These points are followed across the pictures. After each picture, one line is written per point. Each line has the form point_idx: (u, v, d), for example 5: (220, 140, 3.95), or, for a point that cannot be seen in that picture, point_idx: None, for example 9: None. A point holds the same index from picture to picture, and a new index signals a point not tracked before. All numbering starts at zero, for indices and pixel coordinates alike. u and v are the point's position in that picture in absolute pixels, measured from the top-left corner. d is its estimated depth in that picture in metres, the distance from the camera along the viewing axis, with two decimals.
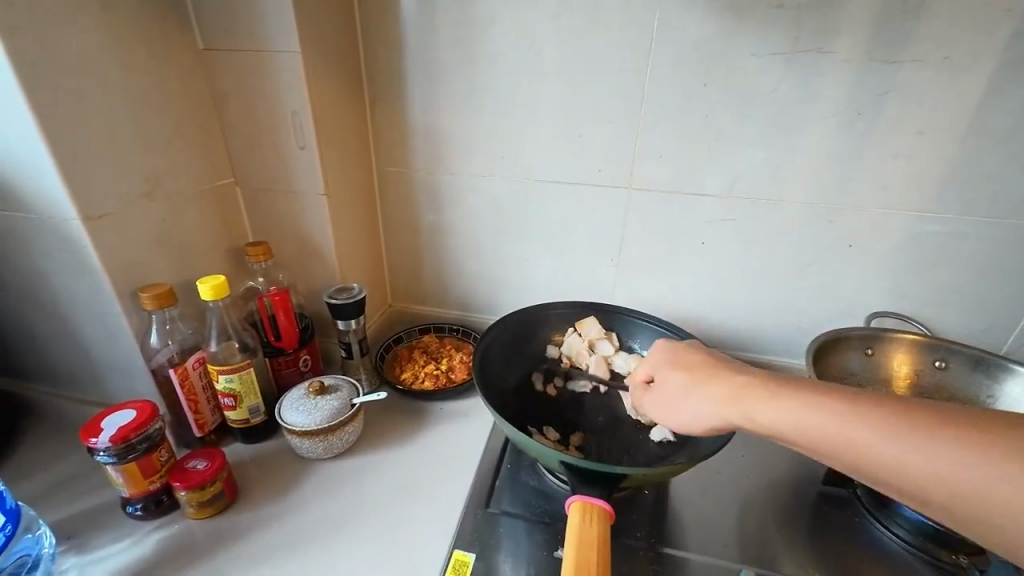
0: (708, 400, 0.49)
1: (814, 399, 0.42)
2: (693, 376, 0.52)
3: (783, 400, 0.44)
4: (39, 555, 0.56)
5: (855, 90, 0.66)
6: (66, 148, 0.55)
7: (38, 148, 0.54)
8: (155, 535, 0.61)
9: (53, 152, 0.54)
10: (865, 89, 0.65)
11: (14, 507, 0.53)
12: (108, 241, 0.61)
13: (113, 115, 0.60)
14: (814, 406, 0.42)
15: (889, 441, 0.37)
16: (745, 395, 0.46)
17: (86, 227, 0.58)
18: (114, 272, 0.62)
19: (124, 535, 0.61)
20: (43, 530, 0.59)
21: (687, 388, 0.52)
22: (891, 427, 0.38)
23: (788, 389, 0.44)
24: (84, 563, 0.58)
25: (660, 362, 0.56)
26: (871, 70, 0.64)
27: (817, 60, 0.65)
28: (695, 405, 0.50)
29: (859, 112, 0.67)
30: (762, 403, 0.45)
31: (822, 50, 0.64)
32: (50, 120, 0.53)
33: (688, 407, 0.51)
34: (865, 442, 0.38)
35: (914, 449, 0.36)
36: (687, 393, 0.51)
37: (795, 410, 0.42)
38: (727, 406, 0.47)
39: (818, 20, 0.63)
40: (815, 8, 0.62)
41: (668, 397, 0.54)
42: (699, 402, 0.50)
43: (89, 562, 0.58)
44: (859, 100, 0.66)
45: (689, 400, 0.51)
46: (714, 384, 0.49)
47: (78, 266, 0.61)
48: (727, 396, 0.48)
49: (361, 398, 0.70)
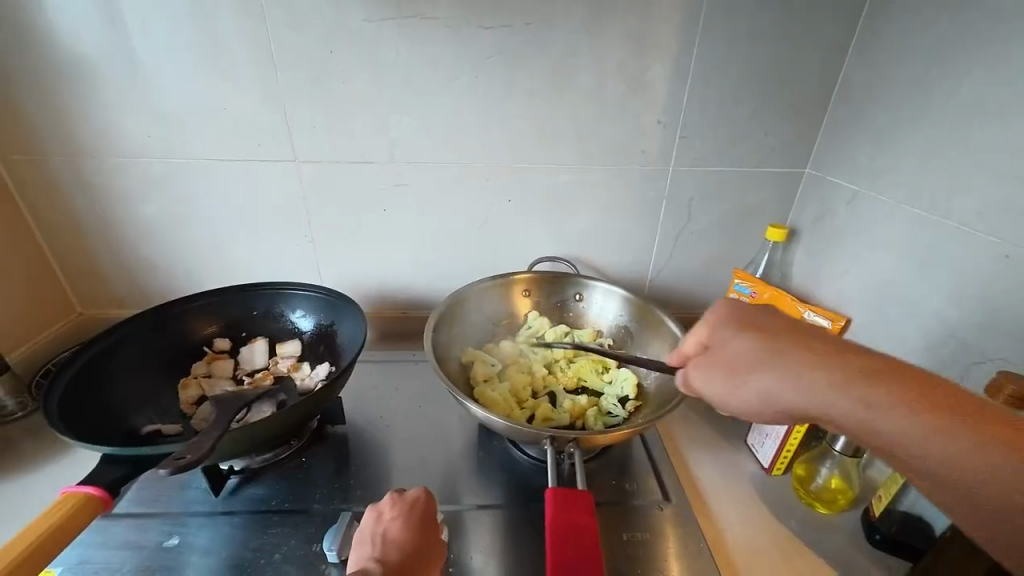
0: (755, 352, 0.36)
1: (887, 374, 0.32)
2: (794, 363, 0.34)
3: (838, 404, 0.32)
4: (88, 546, 0.47)
5: (868, 85, 0.61)
6: (161, 114, 0.64)
7: (127, 97, 0.62)
8: (160, 497, 0.53)
9: (146, 106, 0.63)
10: (868, 78, 0.61)
11: (44, 451, 0.58)
12: (158, 202, 0.69)
13: (127, 85, 0.62)
14: (862, 416, 0.31)
15: (895, 431, 0.30)
16: (820, 407, 0.33)
17: (176, 170, 0.67)
18: (157, 222, 0.70)
19: (140, 501, 0.52)
20: (102, 521, 0.50)
21: (763, 349, 0.36)
22: (913, 403, 0.30)
23: (844, 395, 0.32)
24: (103, 536, 0.48)
25: (750, 350, 0.36)
26: (875, 66, 0.60)
27: (806, 59, 0.64)
28: (781, 389, 0.35)
29: (860, 106, 0.63)
30: (833, 390, 0.32)
31: (820, 50, 0.64)
32: (125, 100, 0.63)
33: (767, 378, 0.35)
34: (899, 444, 0.31)
35: (974, 444, 0.28)
36: (765, 367, 0.35)
37: (871, 415, 0.31)
38: (794, 380, 0.34)
39: (823, 18, 0.62)
40: (821, 7, 0.61)
41: (737, 347, 0.37)
42: (784, 389, 0.35)
43: (107, 536, 0.48)
44: (864, 92, 0.62)
45: (781, 387, 0.35)
46: (801, 373, 0.34)
47: (132, 217, 0.70)
48: (775, 354, 0.35)
49: (375, 359, 0.76)
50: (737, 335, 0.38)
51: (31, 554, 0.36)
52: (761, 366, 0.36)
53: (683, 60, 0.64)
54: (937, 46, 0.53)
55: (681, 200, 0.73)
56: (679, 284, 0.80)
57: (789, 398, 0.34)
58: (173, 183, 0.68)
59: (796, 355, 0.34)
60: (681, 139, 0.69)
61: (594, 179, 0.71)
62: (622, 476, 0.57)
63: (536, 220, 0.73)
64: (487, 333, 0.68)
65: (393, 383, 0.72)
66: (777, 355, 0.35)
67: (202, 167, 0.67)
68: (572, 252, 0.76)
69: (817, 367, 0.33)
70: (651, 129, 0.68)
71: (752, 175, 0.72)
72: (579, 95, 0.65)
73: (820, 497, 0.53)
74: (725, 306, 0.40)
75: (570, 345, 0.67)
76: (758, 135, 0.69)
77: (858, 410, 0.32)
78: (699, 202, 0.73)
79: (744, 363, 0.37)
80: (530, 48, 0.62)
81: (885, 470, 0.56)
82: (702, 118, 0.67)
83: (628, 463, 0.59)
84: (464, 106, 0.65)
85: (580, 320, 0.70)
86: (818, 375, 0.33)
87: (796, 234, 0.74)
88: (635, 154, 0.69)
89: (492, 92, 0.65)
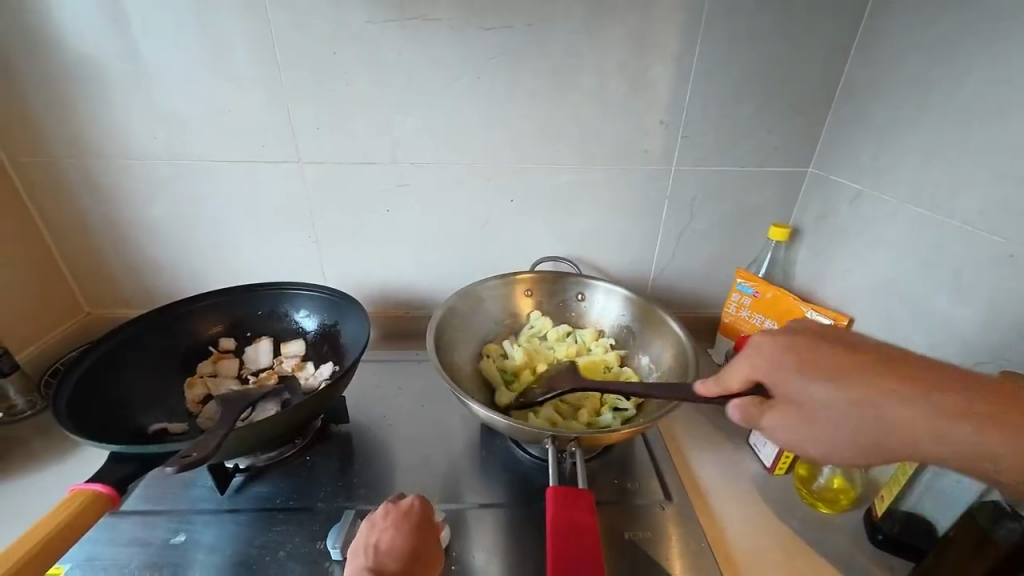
0: (826, 394, 0.36)
1: (940, 393, 0.33)
2: (865, 398, 0.34)
3: (916, 434, 0.33)
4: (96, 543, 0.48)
5: (871, 84, 0.61)
6: (166, 116, 0.64)
7: (133, 99, 0.63)
8: (167, 495, 0.53)
9: (152, 108, 0.64)
10: (871, 77, 0.61)
11: (53, 449, 0.59)
12: (163, 202, 0.70)
13: (133, 87, 0.62)
14: (939, 440, 0.33)
15: (975, 448, 0.32)
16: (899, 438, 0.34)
17: (181, 171, 0.68)
18: (163, 223, 0.71)
19: (147, 499, 0.53)
20: (110, 519, 0.50)
21: (831, 388, 0.35)
22: (964, 413, 0.32)
23: (925, 425, 0.33)
24: (110, 534, 0.49)
25: (822, 392, 0.36)
26: (878, 64, 0.60)
27: (809, 58, 0.64)
28: (860, 428, 0.35)
29: (863, 104, 0.62)
30: (906, 422, 0.33)
31: (822, 49, 0.64)
32: (131, 102, 0.63)
33: (842, 417, 0.35)
34: (961, 456, 0.32)
35: (982, 434, 0.32)
36: (842, 410, 0.35)
37: (943, 440, 0.33)
38: (870, 419, 0.34)
39: (826, 17, 0.62)
40: (824, 5, 0.61)
41: (805, 393, 0.36)
42: (861, 428, 0.35)
43: (114, 533, 0.49)
44: (867, 90, 0.62)
45: (858, 426, 0.35)
46: (875, 407, 0.34)
47: (138, 218, 0.71)
48: (846, 393, 0.35)
49: (378, 359, 0.77)
50: (798, 375, 0.37)
51: (40, 552, 0.36)
52: (837, 408, 0.35)
53: (684, 60, 0.64)
54: (940, 45, 0.52)
55: (683, 200, 0.73)
56: (681, 283, 0.80)
57: (868, 435, 0.35)
58: (178, 184, 0.69)
59: (864, 389, 0.34)
60: (683, 139, 0.69)
61: (596, 179, 0.71)
62: (624, 475, 0.57)
63: (538, 220, 0.74)
64: (490, 333, 0.69)
65: (396, 382, 0.72)
66: (847, 392, 0.35)
67: (206, 168, 0.68)
68: (574, 251, 0.76)
69: (888, 399, 0.34)
70: (653, 128, 0.68)
71: (754, 174, 0.71)
72: (581, 95, 0.66)
73: (822, 497, 0.53)
74: (766, 342, 0.39)
75: (572, 344, 0.67)
76: (761, 135, 0.69)
77: (936, 435, 0.33)
78: (702, 202, 0.73)
79: (818, 405, 0.36)
80: (531, 49, 0.62)
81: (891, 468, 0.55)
82: (704, 117, 0.67)
83: (630, 462, 0.59)
84: (466, 106, 0.65)
85: (583, 319, 0.70)
86: (888, 407, 0.34)
87: (799, 233, 0.74)
88: (637, 154, 0.69)
89: (494, 92, 0.65)
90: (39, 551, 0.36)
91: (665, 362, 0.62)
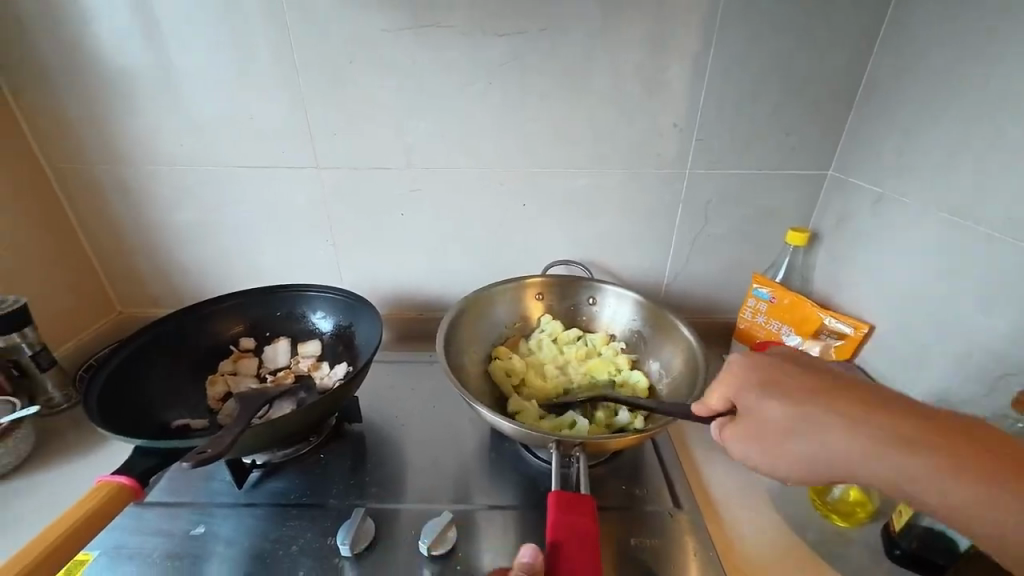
0: (781, 418, 0.37)
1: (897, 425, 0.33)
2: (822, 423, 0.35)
3: (868, 462, 0.33)
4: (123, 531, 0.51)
5: (894, 84, 0.59)
6: (192, 124, 0.67)
7: (162, 108, 0.66)
8: (189, 487, 0.56)
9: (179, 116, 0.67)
10: (894, 77, 0.59)
11: (87, 441, 0.63)
12: (189, 206, 0.73)
13: (161, 96, 0.65)
14: (895, 470, 0.32)
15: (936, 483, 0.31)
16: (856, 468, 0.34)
17: (206, 176, 0.70)
18: (189, 226, 0.74)
19: (170, 490, 0.55)
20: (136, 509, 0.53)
21: (789, 414, 0.36)
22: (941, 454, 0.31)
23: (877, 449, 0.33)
24: (135, 523, 0.51)
25: (777, 417, 0.37)
26: (902, 64, 0.58)
27: (829, 58, 0.63)
28: (808, 452, 0.35)
29: (886, 105, 0.60)
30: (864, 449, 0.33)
31: (843, 48, 0.62)
32: (160, 110, 0.66)
33: (798, 443, 0.36)
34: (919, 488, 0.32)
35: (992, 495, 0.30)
36: (796, 435, 0.36)
37: (900, 467, 0.32)
38: (825, 444, 0.35)
39: (847, 15, 0.60)
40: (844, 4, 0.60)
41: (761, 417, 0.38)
42: (815, 452, 0.35)
43: (140, 522, 0.51)
44: (890, 91, 0.60)
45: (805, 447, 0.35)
46: (830, 435, 0.34)
47: (166, 221, 0.74)
48: (800, 415, 0.36)
49: (393, 360, 0.78)
50: (757, 400, 0.38)
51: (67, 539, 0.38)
52: (794, 435, 0.36)
53: (698, 62, 0.63)
54: (966, 42, 0.50)
55: (698, 203, 0.72)
56: (697, 288, 0.79)
57: (818, 462, 0.35)
58: (203, 189, 0.71)
59: (819, 413, 0.35)
60: (698, 141, 0.68)
61: (608, 182, 0.71)
62: (632, 481, 0.57)
63: (551, 223, 0.74)
64: (502, 336, 0.69)
65: (410, 383, 0.74)
66: (804, 420, 0.35)
67: (230, 174, 0.70)
68: (586, 255, 0.76)
69: (838, 426, 0.34)
70: (667, 131, 0.67)
71: (772, 177, 0.70)
72: (593, 98, 0.66)
73: (837, 509, 0.52)
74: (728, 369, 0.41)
75: (583, 348, 0.67)
76: (779, 137, 0.67)
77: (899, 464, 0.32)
78: (717, 205, 0.72)
79: (776, 430, 0.37)
80: (543, 53, 0.63)
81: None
82: (719, 120, 0.66)
83: (639, 468, 0.59)
84: (479, 111, 0.66)
85: (594, 324, 0.70)
86: (847, 433, 0.34)
87: (819, 237, 0.72)
88: (651, 157, 0.69)
89: (507, 97, 0.65)
90: (67, 539, 0.38)
91: (676, 368, 0.62)
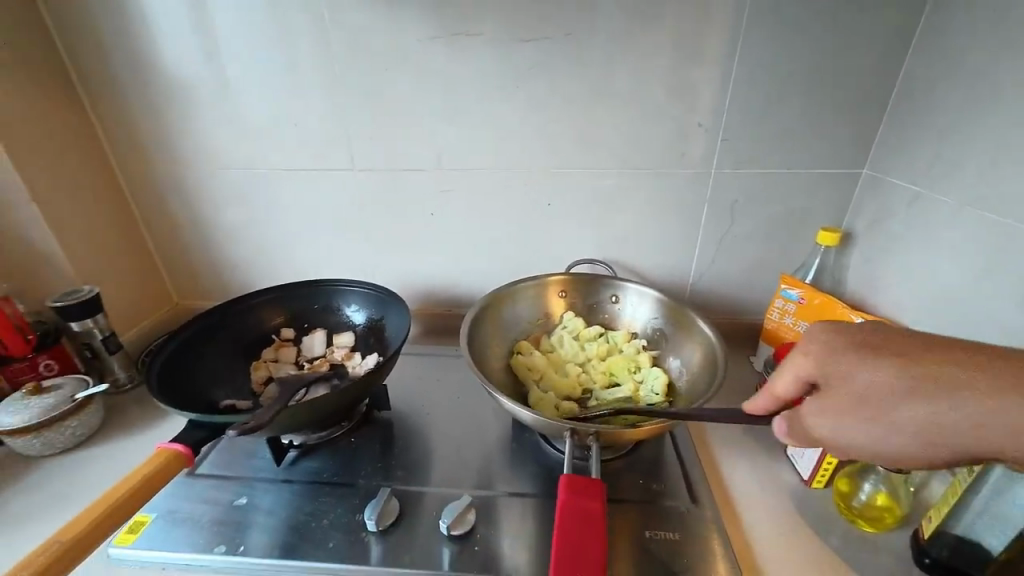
0: (873, 394, 0.35)
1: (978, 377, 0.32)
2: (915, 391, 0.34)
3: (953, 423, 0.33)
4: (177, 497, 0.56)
5: (932, 80, 0.57)
6: (243, 130, 0.73)
7: (217, 116, 0.72)
8: (234, 462, 0.61)
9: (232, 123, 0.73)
10: (931, 74, 0.57)
11: (146, 418, 0.69)
12: (238, 206, 0.79)
13: (216, 105, 0.72)
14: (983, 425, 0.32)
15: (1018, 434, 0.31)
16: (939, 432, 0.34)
17: (254, 179, 0.76)
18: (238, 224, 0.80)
19: (218, 464, 0.60)
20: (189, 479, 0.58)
21: (877, 387, 0.35)
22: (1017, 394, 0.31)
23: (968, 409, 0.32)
24: (187, 491, 0.57)
25: (863, 394, 0.36)
26: (941, 59, 0.56)
27: (863, 54, 0.61)
28: (896, 426, 0.35)
29: (924, 102, 0.59)
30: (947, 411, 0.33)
31: (878, 44, 0.60)
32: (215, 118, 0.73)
33: (883, 417, 0.35)
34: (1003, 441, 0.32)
35: None
36: (883, 408, 0.35)
37: (990, 423, 0.32)
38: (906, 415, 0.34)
39: (881, 11, 0.59)
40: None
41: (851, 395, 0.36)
42: (905, 421, 0.34)
43: (191, 491, 0.57)
44: (927, 87, 0.58)
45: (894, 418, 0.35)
46: (921, 401, 0.34)
47: (218, 220, 0.81)
48: (896, 391, 0.34)
49: (420, 353, 0.81)
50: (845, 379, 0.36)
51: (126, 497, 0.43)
52: (877, 407, 0.35)
53: (725, 62, 0.63)
54: (1008, 34, 0.49)
55: (724, 203, 0.71)
56: (722, 289, 0.78)
57: (906, 431, 0.35)
58: (251, 190, 0.77)
59: (914, 385, 0.34)
60: (724, 141, 0.68)
61: (632, 182, 0.72)
62: (650, 476, 0.57)
63: (574, 223, 0.75)
64: (524, 331, 0.71)
65: (436, 376, 0.77)
66: (897, 390, 0.34)
67: (275, 176, 0.76)
68: (610, 254, 0.77)
69: (930, 390, 0.33)
70: (692, 131, 0.68)
71: (801, 176, 0.69)
72: (618, 100, 0.67)
73: (863, 515, 0.51)
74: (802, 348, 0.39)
75: (603, 345, 0.68)
76: (809, 135, 0.66)
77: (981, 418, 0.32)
78: (743, 205, 0.71)
79: (866, 403, 0.36)
80: (568, 58, 0.65)
81: (943, 488, 0.52)
82: (746, 119, 0.66)
83: (659, 464, 0.59)
84: (505, 115, 0.69)
85: (616, 321, 0.71)
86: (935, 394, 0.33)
87: (851, 238, 0.70)
88: (675, 157, 0.69)
89: (532, 101, 0.68)
90: (125, 497, 0.43)
91: (696, 366, 0.62)
